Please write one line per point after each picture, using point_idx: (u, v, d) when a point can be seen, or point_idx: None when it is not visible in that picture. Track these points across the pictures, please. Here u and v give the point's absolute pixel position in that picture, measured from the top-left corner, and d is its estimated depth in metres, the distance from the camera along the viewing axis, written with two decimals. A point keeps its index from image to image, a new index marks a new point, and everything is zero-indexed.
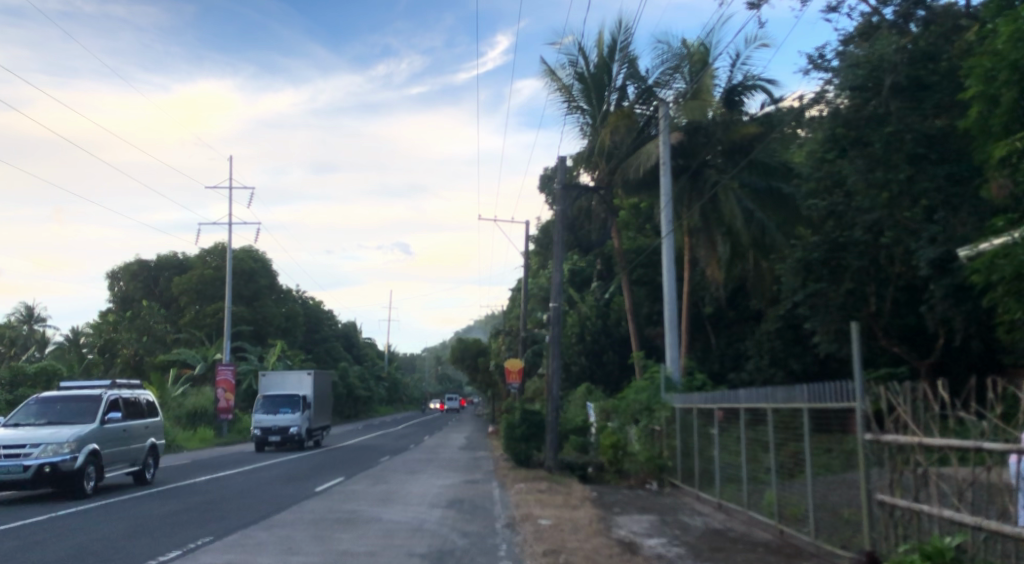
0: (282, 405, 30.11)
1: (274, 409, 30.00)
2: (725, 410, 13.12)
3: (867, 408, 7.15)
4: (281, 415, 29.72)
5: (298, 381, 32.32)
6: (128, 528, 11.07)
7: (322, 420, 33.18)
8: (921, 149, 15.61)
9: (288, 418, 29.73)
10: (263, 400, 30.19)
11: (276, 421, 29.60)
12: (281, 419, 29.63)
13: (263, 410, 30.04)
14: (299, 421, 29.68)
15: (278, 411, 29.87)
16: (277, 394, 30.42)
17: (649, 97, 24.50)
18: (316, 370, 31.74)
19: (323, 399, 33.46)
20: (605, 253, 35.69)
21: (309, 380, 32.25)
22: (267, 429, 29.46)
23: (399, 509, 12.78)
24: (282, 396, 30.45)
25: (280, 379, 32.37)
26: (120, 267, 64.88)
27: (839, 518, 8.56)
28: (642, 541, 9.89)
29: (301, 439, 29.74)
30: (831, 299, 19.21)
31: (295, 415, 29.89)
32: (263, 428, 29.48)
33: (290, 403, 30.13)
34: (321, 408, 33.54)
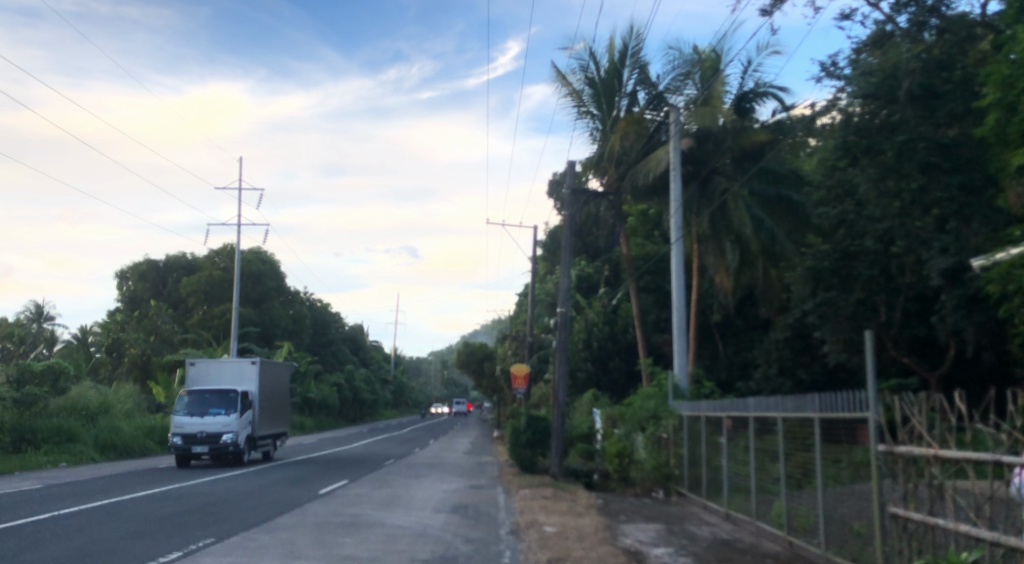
0: (212, 406, 22.75)
1: (201, 410, 22.68)
2: (734, 418, 12.96)
3: (881, 418, 7.01)
4: (210, 419, 22.46)
5: (237, 375, 24.31)
6: (128, 529, 10.99)
7: (271, 426, 25.67)
8: (934, 158, 15.37)
9: (219, 422, 22.43)
10: (189, 397, 22.96)
11: (203, 426, 22.36)
12: (209, 424, 22.38)
13: (187, 411, 22.70)
14: (235, 427, 22.50)
15: (207, 414, 22.57)
16: (208, 391, 23.06)
17: (660, 103, 24.33)
18: (262, 360, 24.12)
19: (273, 398, 25.95)
20: (614, 260, 35.57)
21: (252, 372, 24.29)
22: (191, 437, 22.28)
23: (403, 513, 12.68)
24: (214, 391, 23.05)
25: (212, 373, 24.15)
26: (129, 267, 65.10)
27: (850, 531, 8.42)
28: (647, 550, 9.76)
29: (236, 449, 22.58)
30: (841, 308, 19.01)
31: (230, 418, 22.63)
32: (186, 433, 22.31)
33: (223, 402, 22.82)
34: (274, 409, 26.28)
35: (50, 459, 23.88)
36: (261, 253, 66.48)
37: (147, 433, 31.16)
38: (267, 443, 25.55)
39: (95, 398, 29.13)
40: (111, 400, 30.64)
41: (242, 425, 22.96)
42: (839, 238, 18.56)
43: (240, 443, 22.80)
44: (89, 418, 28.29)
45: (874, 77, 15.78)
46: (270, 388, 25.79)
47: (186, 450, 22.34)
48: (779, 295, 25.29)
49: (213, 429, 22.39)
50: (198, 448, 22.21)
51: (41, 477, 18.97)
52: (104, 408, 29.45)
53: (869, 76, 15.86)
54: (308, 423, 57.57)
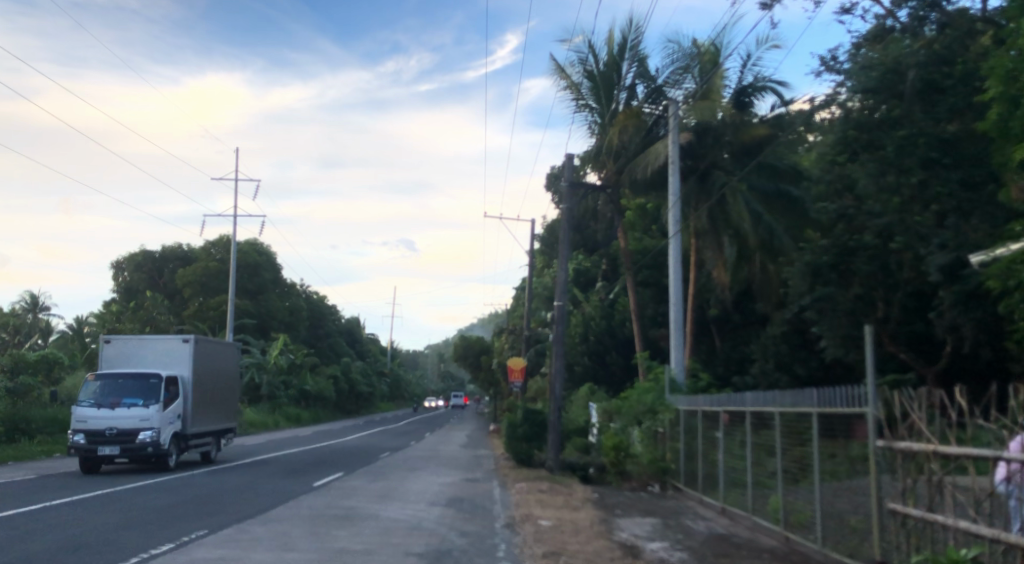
0: (128, 394, 18.05)
1: (113, 400, 17.99)
2: (731, 413, 12.91)
3: (880, 413, 6.97)
4: (123, 413, 17.73)
5: (165, 356, 19.42)
6: (121, 520, 10.90)
7: (212, 422, 20.80)
8: (934, 153, 15.26)
9: (135, 416, 17.73)
10: (100, 383, 18.20)
11: (114, 421, 17.63)
12: (122, 419, 17.67)
13: (94, 402, 17.95)
14: (156, 422, 17.84)
15: (119, 404, 17.84)
16: (123, 375, 18.31)
17: (658, 97, 24.41)
18: (196, 336, 19.30)
19: (213, 385, 21.01)
20: (611, 254, 35.47)
21: (183, 351, 19.38)
22: (97, 435, 17.48)
23: (398, 506, 12.63)
24: (130, 374, 18.29)
25: (133, 352, 19.32)
26: (124, 257, 64.93)
27: (846, 527, 8.38)
28: (643, 544, 9.72)
29: (157, 450, 17.89)
30: (839, 303, 18.96)
31: (149, 410, 17.95)
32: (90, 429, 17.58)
33: (141, 389, 18.08)
34: (218, 400, 21.51)
35: (45, 449, 23.80)
36: (258, 244, 66.33)
37: None
38: (207, 441, 20.87)
39: None
40: None
41: (168, 420, 18.27)
42: (838, 233, 18.53)
43: (164, 442, 18.11)
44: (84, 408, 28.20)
45: (875, 72, 15.78)
46: (212, 374, 20.90)
47: (89, 453, 17.53)
48: (777, 290, 25.21)
49: (126, 425, 17.66)
50: (106, 449, 17.42)
51: (35, 467, 18.89)
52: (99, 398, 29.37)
53: (870, 70, 15.87)
54: (304, 415, 57.55)
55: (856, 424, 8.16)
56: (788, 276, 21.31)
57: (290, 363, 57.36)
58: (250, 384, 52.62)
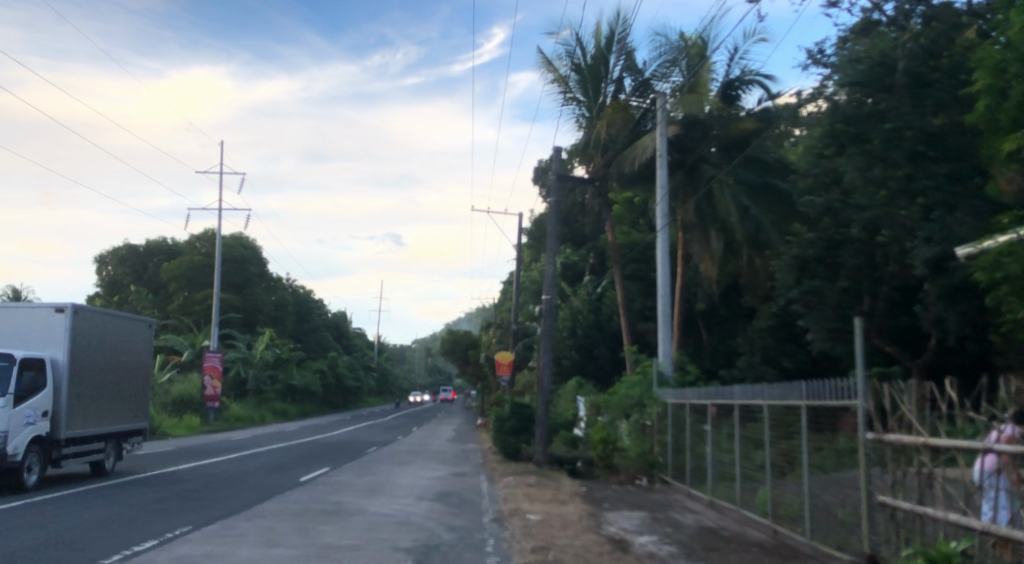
0: None
1: None
2: (719, 406, 12.89)
3: (870, 406, 6.95)
4: None
5: (33, 334, 14.61)
6: (104, 516, 10.76)
7: (102, 423, 15.98)
8: (921, 146, 15.31)
9: None
10: None
11: None
12: None
13: None
14: (5, 422, 12.86)
15: None
16: None
17: (646, 90, 24.15)
18: (73, 305, 14.57)
19: (108, 374, 16.21)
20: (599, 248, 35.49)
21: (58, 326, 14.63)
22: None
23: (386, 501, 12.55)
24: None
25: None
26: (108, 251, 64.38)
27: (834, 519, 8.37)
28: (632, 538, 9.68)
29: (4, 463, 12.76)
30: (826, 296, 19.02)
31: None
32: None
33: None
34: (116, 395, 16.69)
35: None
36: (244, 238, 65.93)
37: None
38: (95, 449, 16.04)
39: None
40: None
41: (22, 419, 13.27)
42: (825, 226, 18.57)
43: (16, 450, 13.08)
44: None
45: (863, 65, 15.89)
46: (104, 359, 16.09)
47: None
48: (764, 283, 25.25)
49: None
50: None
51: None
52: None
53: (858, 63, 16.00)
54: (291, 409, 57.30)
55: (843, 416, 8.18)
56: (775, 269, 21.34)
57: (276, 357, 57.06)
58: (236, 379, 52.32)
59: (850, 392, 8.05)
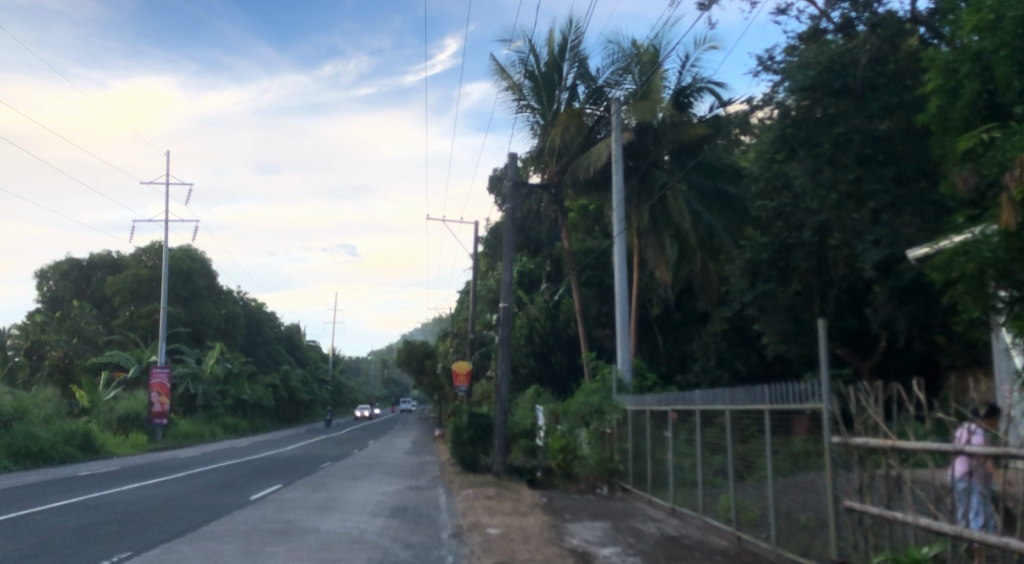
0: None
1: None
2: (679, 411, 12.69)
3: (834, 409, 6.83)
4: None
5: None
6: (35, 544, 10.15)
7: None
8: (869, 150, 15.50)
9: None
10: None
11: None
12: None
13: None
14: None
15: None
16: None
17: (599, 98, 24.23)
18: None
19: None
20: (555, 255, 35.45)
21: None
22: None
23: (339, 519, 12.12)
24: None
25: None
26: (49, 265, 62.17)
27: (795, 524, 8.28)
28: (595, 550, 9.45)
29: None
30: (780, 299, 19.10)
31: None
32: None
33: None
34: None
35: None
36: (191, 250, 64.46)
37: (68, 438, 29.68)
38: None
39: (10, 403, 27.64)
40: (28, 405, 29.08)
41: None
42: (777, 230, 18.57)
43: None
44: (3, 424, 26.82)
45: (811, 69, 15.49)
46: None
47: None
48: (717, 288, 25.32)
49: None
50: None
51: None
52: (20, 413, 27.92)
53: (806, 68, 15.50)
54: (242, 424, 56.05)
55: (800, 419, 8.12)
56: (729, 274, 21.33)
57: (227, 371, 55.71)
58: (185, 395, 50.81)
59: (811, 395, 7.90)
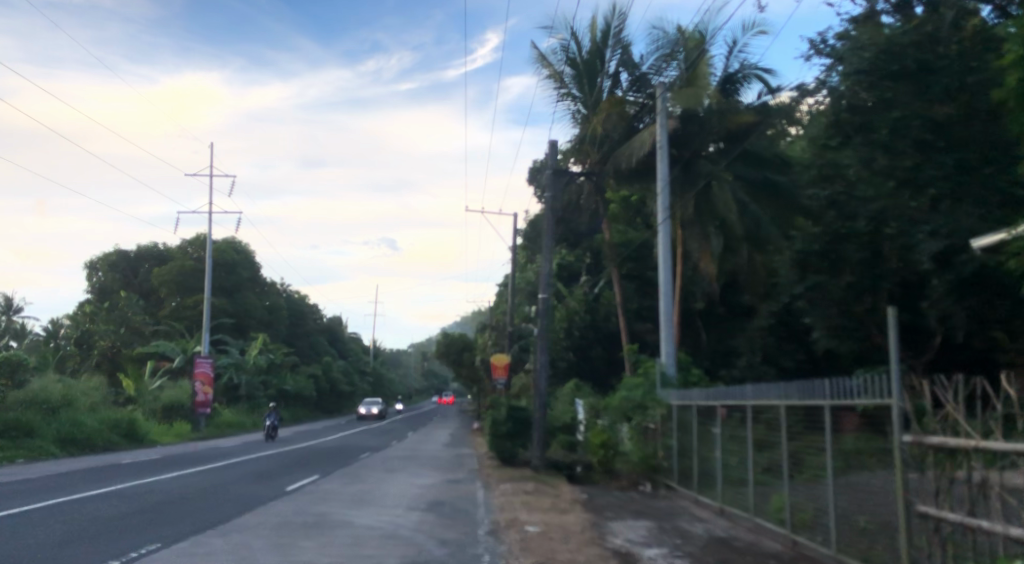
0: None
1: None
2: (728, 406, 12.12)
3: (906, 405, 6.30)
4: None
5: None
6: (65, 532, 10.00)
7: None
8: (929, 136, 14.50)
9: None
10: None
11: None
12: None
13: None
14: None
15: None
16: None
17: (643, 85, 23.66)
18: None
19: None
20: (595, 247, 35.10)
21: None
22: None
23: (374, 512, 11.85)
24: None
25: None
26: (98, 257, 63.44)
27: (855, 528, 7.68)
28: (639, 551, 8.95)
29: None
30: (832, 293, 18.28)
31: None
32: None
33: None
34: None
35: (7, 454, 22.86)
36: (235, 243, 65.29)
37: (112, 425, 30.04)
38: None
39: (57, 391, 28.13)
40: (75, 393, 29.62)
41: None
42: (830, 220, 17.73)
43: None
44: (50, 411, 27.28)
45: (867, 52, 15.00)
46: None
47: None
48: (765, 282, 24.48)
49: None
50: None
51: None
52: (67, 400, 28.54)
53: (862, 50, 15.00)
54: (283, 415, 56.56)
55: (850, 416, 7.73)
56: (778, 265, 20.59)
57: (270, 362, 56.38)
58: (228, 385, 51.34)
59: (863, 391, 7.46)
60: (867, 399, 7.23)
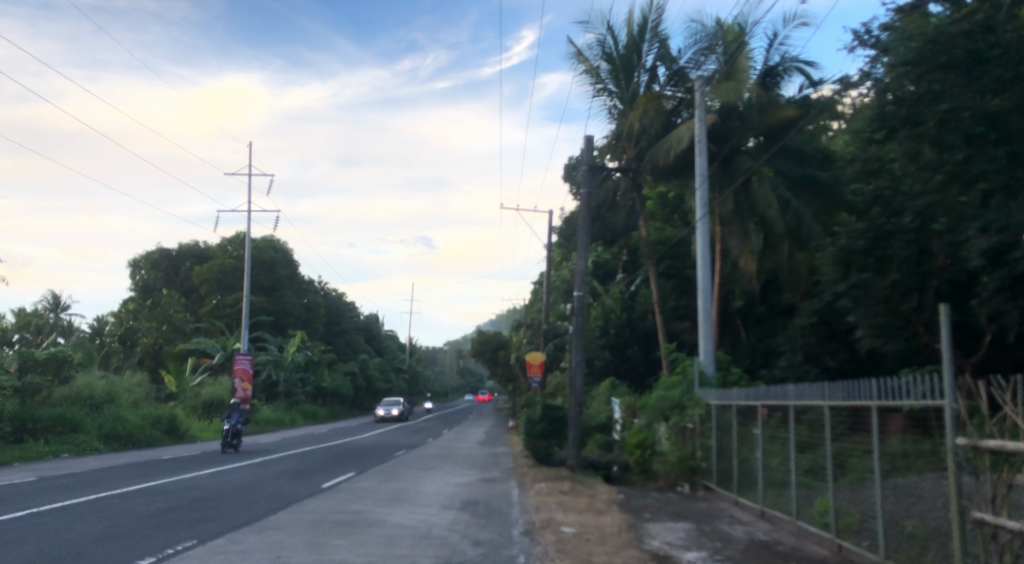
0: None
1: None
2: (769, 407, 11.83)
3: (959, 408, 6.04)
4: None
5: None
6: (105, 528, 10.06)
7: None
8: (980, 128, 13.81)
9: None
10: None
11: None
12: None
13: None
14: None
15: None
16: None
17: (681, 80, 23.37)
18: None
19: None
20: (631, 244, 34.76)
21: None
22: None
23: (408, 511, 11.77)
24: None
25: None
26: (141, 255, 64.67)
27: (903, 534, 7.37)
28: (678, 555, 8.74)
29: None
30: (876, 290, 17.79)
31: None
32: None
33: None
34: None
35: (52, 449, 23.31)
36: (274, 241, 66.02)
37: (154, 422, 30.52)
38: None
39: (101, 387, 28.64)
40: (118, 390, 30.14)
41: None
42: (874, 216, 17.29)
43: None
44: (95, 407, 27.80)
45: (914, 42, 14.40)
46: None
47: None
48: (806, 279, 23.95)
49: None
50: None
51: (36, 471, 18.32)
52: (110, 397, 29.04)
53: (910, 41, 14.50)
54: (321, 412, 57.07)
55: (897, 418, 7.51)
56: (820, 262, 20.15)
57: (307, 360, 56.93)
58: (267, 382, 51.92)
59: (908, 391, 7.22)
60: (915, 398, 6.99)
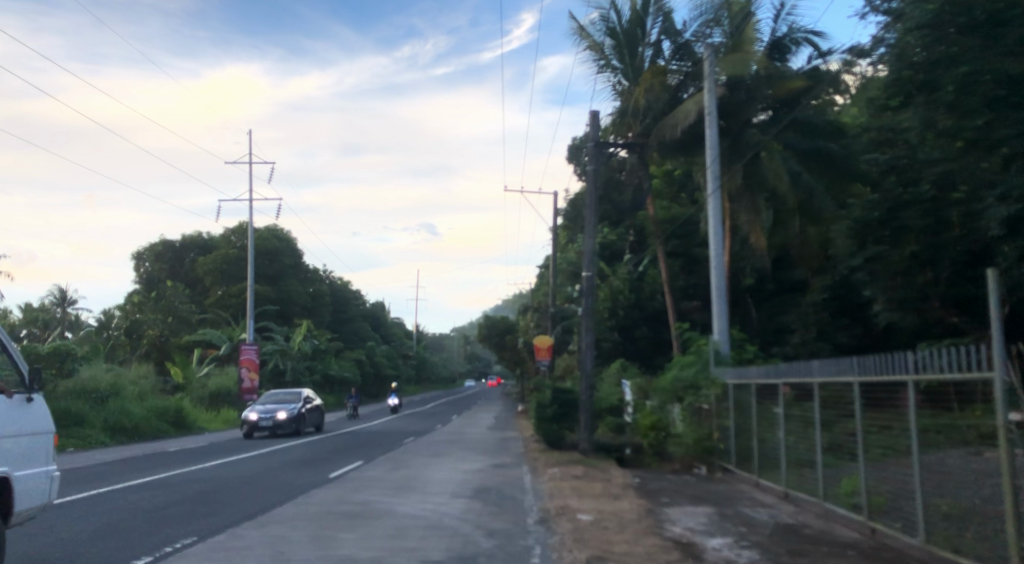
0: None
1: None
2: (791, 385, 11.32)
3: (1010, 380, 5.60)
4: None
5: None
6: (100, 525, 9.62)
7: None
8: (1000, 92, 13.12)
9: None
10: None
11: None
12: None
13: None
14: None
15: None
16: None
17: (686, 54, 22.88)
18: None
19: None
20: (638, 224, 34.30)
21: None
22: None
23: (418, 500, 11.38)
24: None
25: None
26: (145, 248, 64.27)
27: (938, 513, 6.94)
28: (702, 541, 8.32)
29: None
30: (893, 263, 17.26)
31: None
32: None
33: None
34: None
35: (56, 444, 23.01)
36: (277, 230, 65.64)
37: (161, 414, 30.19)
38: None
39: (105, 381, 28.23)
40: (122, 382, 29.77)
41: None
42: (889, 186, 16.70)
43: None
44: (100, 400, 27.43)
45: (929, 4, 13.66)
46: None
47: None
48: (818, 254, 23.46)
49: None
50: None
51: None
52: (115, 389, 28.69)
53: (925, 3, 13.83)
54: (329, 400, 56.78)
55: (912, 392, 7.23)
56: (834, 234, 19.61)
57: (314, 348, 56.64)
58: (274, 370, 51.87)
59: (930, 365, 6.87)
60: (940, 371, 6.61)
